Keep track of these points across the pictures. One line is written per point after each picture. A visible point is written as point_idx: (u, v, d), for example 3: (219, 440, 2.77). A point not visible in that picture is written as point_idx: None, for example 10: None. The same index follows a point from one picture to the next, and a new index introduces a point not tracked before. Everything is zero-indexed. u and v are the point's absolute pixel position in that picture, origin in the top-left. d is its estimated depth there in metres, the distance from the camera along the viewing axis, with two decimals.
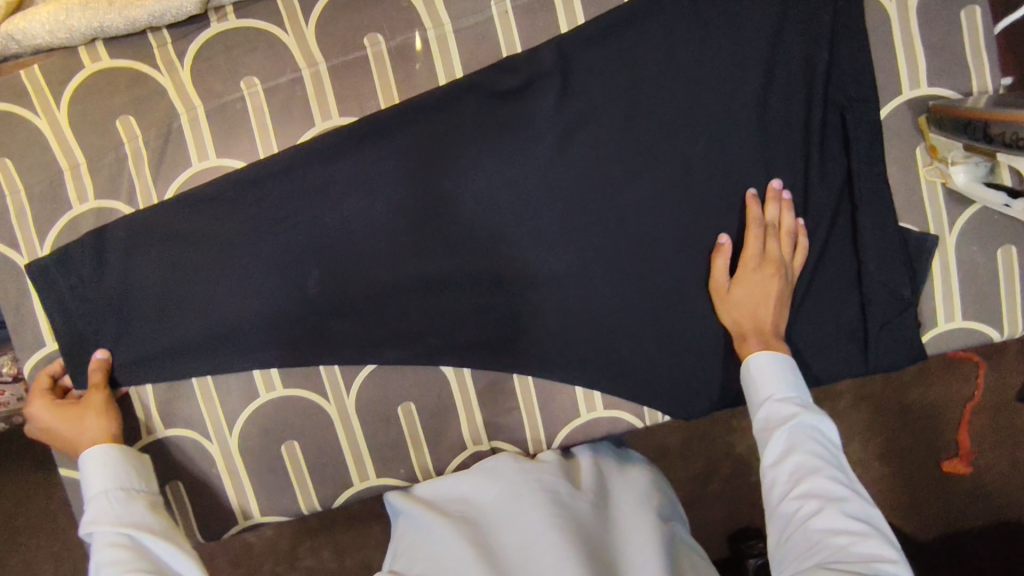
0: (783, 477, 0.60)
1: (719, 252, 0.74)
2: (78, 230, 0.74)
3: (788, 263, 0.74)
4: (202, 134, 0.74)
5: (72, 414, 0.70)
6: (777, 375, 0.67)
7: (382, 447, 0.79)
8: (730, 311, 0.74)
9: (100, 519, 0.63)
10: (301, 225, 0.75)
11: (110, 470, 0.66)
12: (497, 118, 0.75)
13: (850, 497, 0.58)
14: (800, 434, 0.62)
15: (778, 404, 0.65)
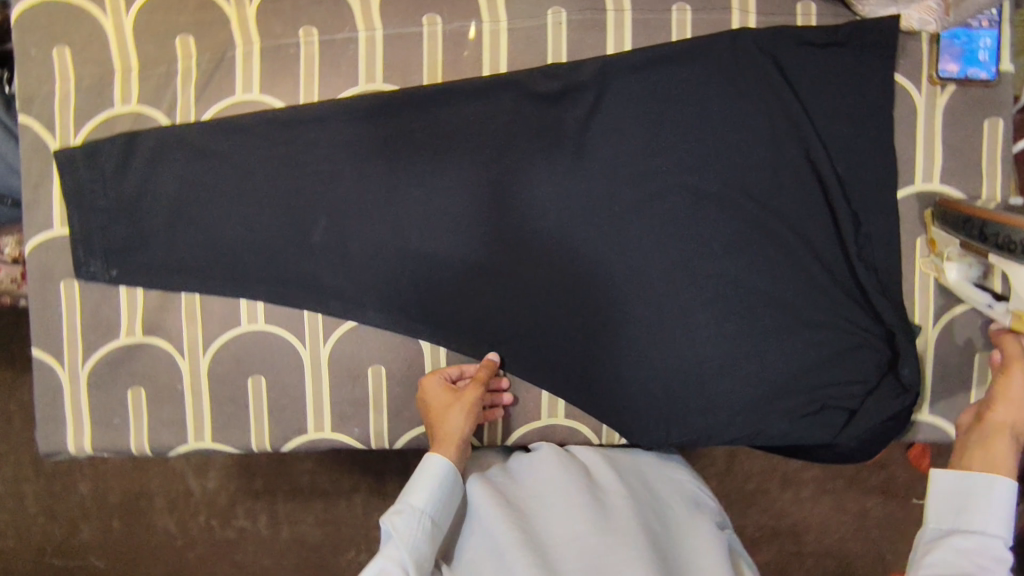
0: None
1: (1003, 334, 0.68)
2: (114, 129, 0.78)
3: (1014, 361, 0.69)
4: (251, 69, 0.77)
5: (453, 408, 0.73)
6: (1004, 512, 0.60)
7: (344, 402, 0.80)
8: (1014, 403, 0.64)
9: (399, 531, 0.65)
10: (319, 174, 0.77)
11: (422, 486, 0.67)
12: (529, 119, 0.77)
13: None
14: None
15: (974, 545, 0.60)
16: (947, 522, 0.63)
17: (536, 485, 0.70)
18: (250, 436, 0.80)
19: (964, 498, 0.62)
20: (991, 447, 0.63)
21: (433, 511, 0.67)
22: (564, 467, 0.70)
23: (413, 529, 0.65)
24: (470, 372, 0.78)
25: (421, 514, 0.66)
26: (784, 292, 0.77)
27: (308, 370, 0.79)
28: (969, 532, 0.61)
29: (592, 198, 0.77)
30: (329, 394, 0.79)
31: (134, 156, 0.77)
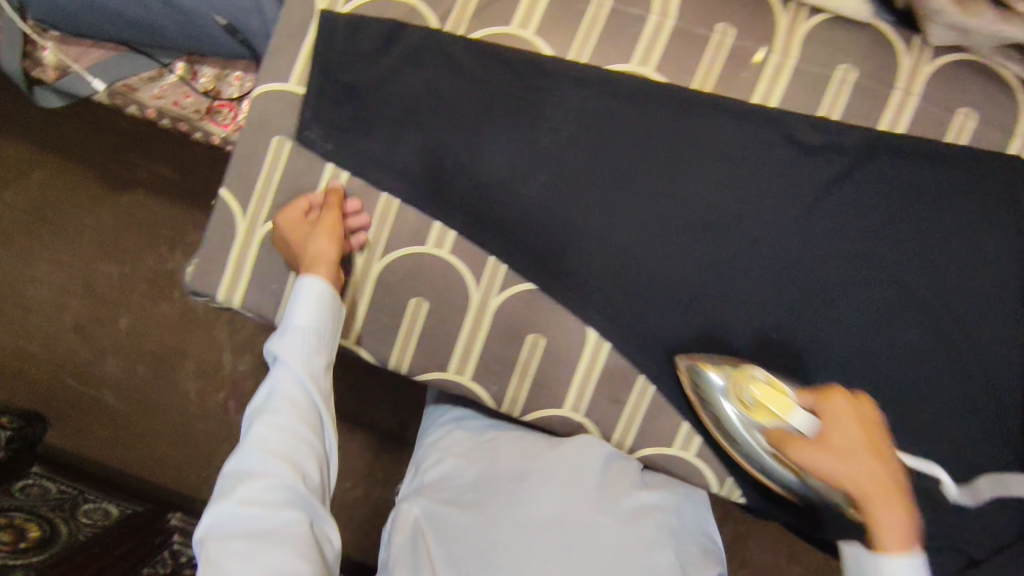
0: None
1: (828, 402, 0.68)
2: (383, 13, 0.76)
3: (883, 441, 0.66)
4: (537, 7, 0.75)
5: (310, 229, 0.74)
6: None
7: (491, 358, 0.79)
8: (851, 464, 0.64)
9: (288, 348, 0.68)
10: (558, 134, 0.77)
11: (306, 304, 0.70)
12: (778, 162, 0.76)
13: None
14: None
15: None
16: None
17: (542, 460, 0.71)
18: (393, 352, 0.80)
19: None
20: (878, 514, 0.62)
21: (319, 330, 0.70)
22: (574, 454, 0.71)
23: (298, 346, 0.68)
24: (348, 207, 0.77)
25: (299, 331, 0.69)
26: (947, 421, 0.76)
27: (468, 310, 0.78)
28: None
29: (802, 260, 0.76)
30: (481, 343, 0.79)
31: (392, 46, 0.76)
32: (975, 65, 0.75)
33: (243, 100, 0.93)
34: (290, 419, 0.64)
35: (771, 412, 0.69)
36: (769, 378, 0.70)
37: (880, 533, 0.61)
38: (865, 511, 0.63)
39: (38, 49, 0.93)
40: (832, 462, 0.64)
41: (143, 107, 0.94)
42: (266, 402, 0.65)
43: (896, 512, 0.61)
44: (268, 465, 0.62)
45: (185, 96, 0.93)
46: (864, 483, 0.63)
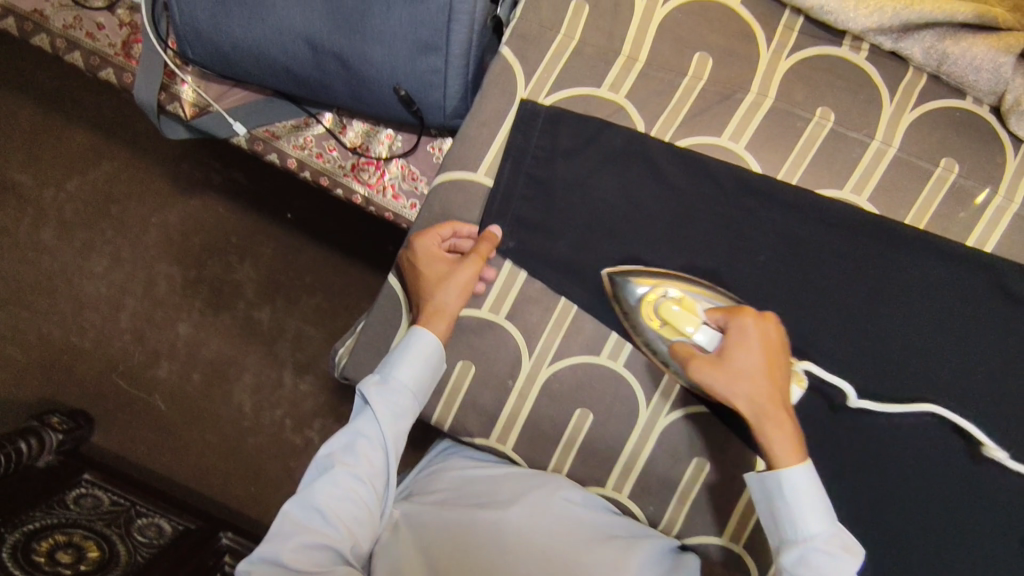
0: (818, 554, 0.59)
1: (739, 321, 0.65)
2: (586, 109, 0.72)
3: (751, 355, 0.64)
4: (752, 120, 0.70)
5: (449, 276, 0.70)
6: (798, 498, 0.60)
7: (651, 477, 0.74)
8: (743, 386, 0.63)
9: (381, 405, 0.65)
10: (755, 255, 0.71)
11: (411, 363, 0.67)
12: (995, 313, 0.69)
13: (819, 552, 0.59)
14: (794, 502, 0.60)
15: (825, 549, 0.59)
16: (788, 536, 0.61)
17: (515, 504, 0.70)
18: (549, 461, 0.76)
19: (769, 500, 0.62)
20: (767, 431, 0.62)
21: (417, 391, 0.67)
22: (557, 511, 0.69)
23: (392, 407, 0.65)
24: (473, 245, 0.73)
25: (403, 392, 0.66)
26: None
27: (635, 428, 0.73)
28: (798, 537, 0.61)
29: (1011, 422, 0.69)
30: (644, 466, 0.74)
31: (592, 145, 0.71)
32: None
33: (392, 160, 0.86)
34: (359, 475, 0.64)
35: (682, 326, 0.68)
36: (678, 296, 0.70)
37: (773, 450, 0.62)
38: (760, 428, 0.62)
39: (178, 84, 0.86)
40: (734, 386, 0.63)
41: (284, 156, 0.88)
42: (348, 459, 0.64)
43: (787, 427, 0.62)
44: (328, 523, 0.62)
45: (330, 149, 0.87)
46: (761, 404, 0.62)
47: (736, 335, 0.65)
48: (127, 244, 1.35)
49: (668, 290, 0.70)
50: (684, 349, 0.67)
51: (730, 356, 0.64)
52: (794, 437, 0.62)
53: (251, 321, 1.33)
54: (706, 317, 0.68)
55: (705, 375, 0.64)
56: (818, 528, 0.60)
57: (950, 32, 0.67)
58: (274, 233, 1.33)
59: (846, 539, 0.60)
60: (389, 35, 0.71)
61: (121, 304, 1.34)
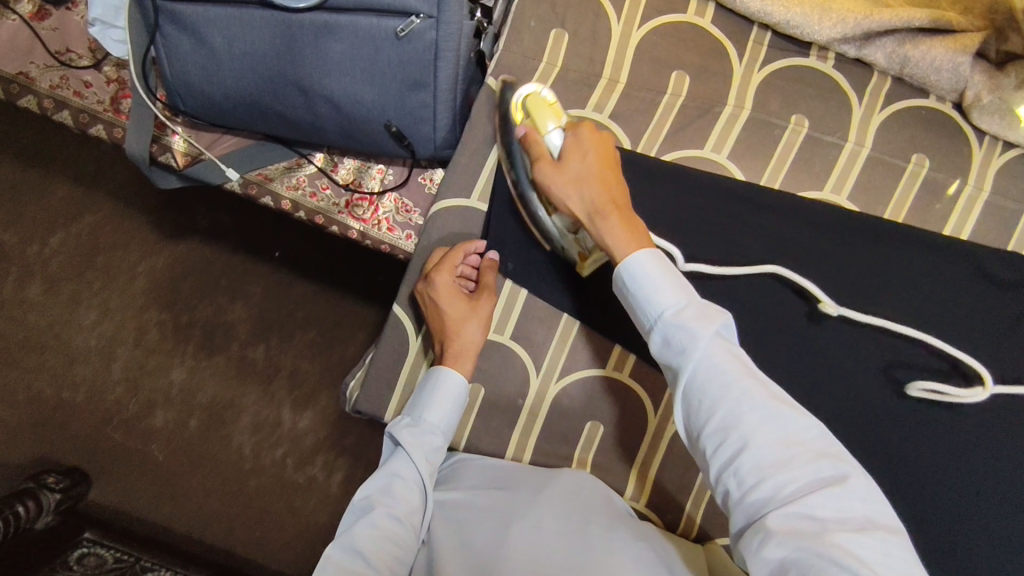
0: (677, 331, 0.54)
1: (574, 133, 0.65)
2: (573, 128, 0.73)
3: (580, 161, 0.63)
4: (730, 132, 0.74)
5: (468, 311, 0.72)
6: (643, 275, 0.57)
7: (667, 485, 0.75)
8: (578, 188, 0.63)
9: (413, 445, 0.69)
10: (747, 258, 0.73)
11: (439, 402, 0.70)
12: (977, 296, 0.73)
13: (682, 330, 0.54)
14: (639, 286, 0.57)
15: (675, 319, 0.55)
16: (643, 326, 0.57)
17: (542, 497, 0.68)
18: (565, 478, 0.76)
19: (629, 302, 0.58)
20: (602, 225, 0.61)
21: (445, 430, 0.71)
22: (584, 505, 0.68)
23: (424, 446, 0.69)
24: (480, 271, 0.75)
25: (434, 432, 0.70)
26: None
27: (645, 437, 0.75)
28: (651, 319, 0.56)
29: None
30: (656, 474, 0.75)
31: None
32: None
33: (385, 195, 0.89)
34: (397, 514, 0.65)
35: (541, 123, 0.67)
36: (551, 99, 0.69)
37: (613, 241, 0.60)
38: (593, 225, 0.62)
39: (169, 135, 0.88)
40: (569, 184, 0.63)
41: (278, 199, 0.89)
42: (385, 499, 0.66)
43: (616, 220, 0.61)
44: (368, 557, 0.61)
45: (323, 188, 0.89)
46: (595, 201, 0.62)
47: (568, 144, 0.64)
48: (116, 295, 1.35)
49: (547, 92, 0.69)
50: (533, 145, 0.66)
51: (564, 159, 0.64)
52: (631, 230, 0.60)
53: (247, 361, 1.33)
54: (564, 123, 0.67)
55: (547, 170, 0.64)
56: (667, 300, 0.56)
57: (908, 37, 0.71)
58: (264, 273, 1.34)
59: (704, 309, 0.55)
60: (379, 76, 0.73)
61: (112, 355, 1.34)
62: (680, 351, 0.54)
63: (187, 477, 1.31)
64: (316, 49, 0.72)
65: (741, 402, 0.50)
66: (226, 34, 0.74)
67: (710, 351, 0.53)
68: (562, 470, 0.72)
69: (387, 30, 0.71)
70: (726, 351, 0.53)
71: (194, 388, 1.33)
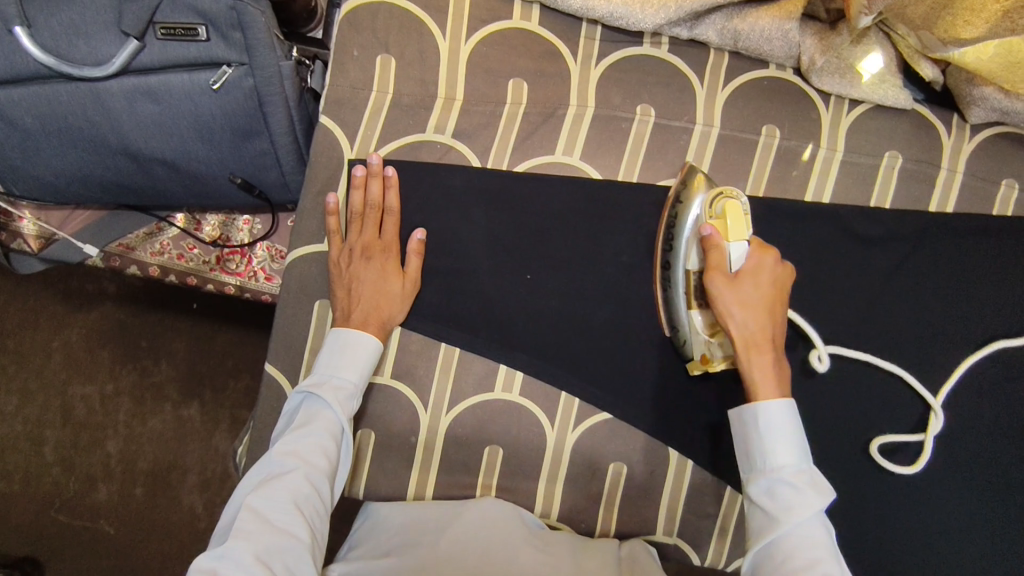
0: (788, 488, 0.56)
1: (764, 256, 0.62)
2: (418, 154, 0.72)
3: (761, 290, 0.60)
4: (578, 132, 0.72)
5: (399, 283, 0.69)
6: (775, 426, 0.58)
7: (576, 494, 0.75)
8: (747, 311, 0.60)
9: (337, 407, 0.63)
10: (614, 257, 0.73)
11: (358, 364, 0.66)
12: (843, 258, 0.73)
13: (796, 493, 0.56)
14: (767, 433, 0.58)
15: (791, 481, 0.56)
16: (750, 474, 0.59)
17: (468, 526, 0.67)
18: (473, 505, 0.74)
19: (749, 446, 0.60)
20: (753, 360, 0.60)
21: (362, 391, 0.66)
22: (503, 525, 0.68)
23: (347, 406, 0.64)
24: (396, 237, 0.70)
25: (355, 391, 0.65)
26: None
27: (546, 452, 0.74)
28: (765, 469, 0.58)
29: (878, 353, 0.73)
30: (562, 487, 0.74)
31: (432, 191, 0.72)
32: (1012, 136, 0.75)
33: (256, 244, 0.86)
34: (320, 472, 0.60)
35: (727, 227, 0.63)
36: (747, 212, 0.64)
37: (757, 377, 0.59)
38: (743, 356, 0.60)
39: (16, 221, 0.84)
40: (741, 306, 0.60)
41: (144, 266, 0.87)
42: (309, 457, 0.60)
43: (768, 360, 0.59)
44: (294, 523, 0.57)
45: (190, 248, 0.86)
46: (753, 333, 0.60)
47: (750, 266, 0.61)
48: (33, 377, 1.29)
49: (745, 204, 0.64)
50: (712, 249, 0.62)
51: (749, 277, 0.61)
52: (779, 376, 0.60)
53: (181, 420, 1.26)
54: (752, 239, 0.63)
55: (721, 283, 0.61)
56: (789, 460, 0.57)
57: (735, 11, 0.70)
58: (183, 327, 1.27)
59: (819, 481, 0.57)
60: (207, 131, 0.70)
61: (42, 437, 1.28)
62: (782, 508, 0.56)
63: (139, 549, 1.24)
64: (132, 112, 0.69)
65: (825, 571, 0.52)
66: (36, 114, 0.70)
67: (812, 523, 0.55)
68: (475, 500, 0.72)
69: (201, 84, 0.67)
70: (824, 526, 0.55)
71: (130, 457, 1.26)
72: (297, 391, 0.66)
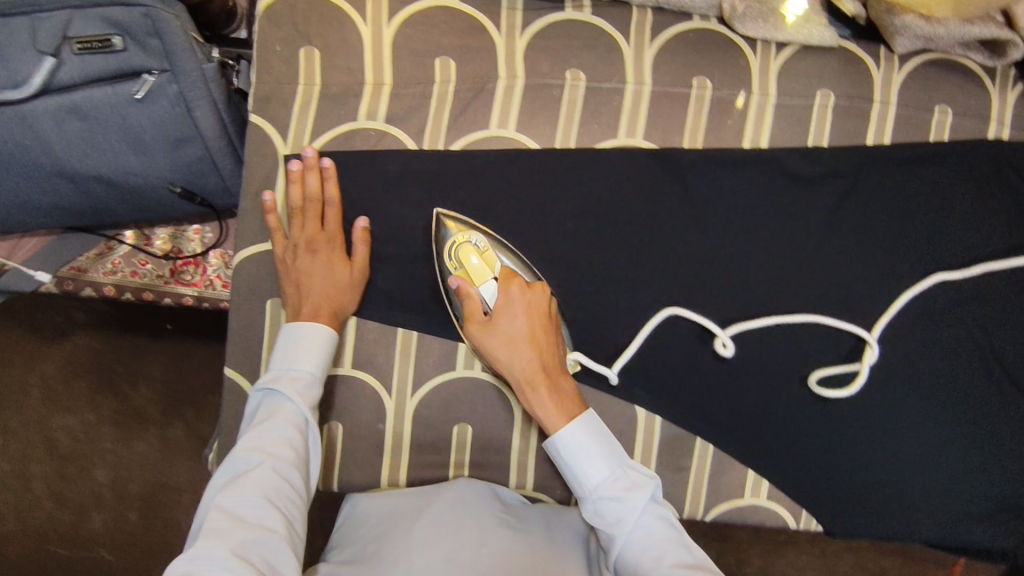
0: (608, 503, 0.63)
1: (512, 286, 0.67)
2: (353, 144, 0.71)
3: (514, 327, 0.66)
4: (511, 104, 0.72)
5: (346, 271, 0.69)
6: (576, 451, 0.64)
7: (549, 461, 0.75)
8: (513, 353, 0.66)
9: (296, 398, 0.63)
10: (559, 225, 0.73)
11: (314, 352, 0.65)
12: (786, 202, 0.75)
13: (619, 506, 0.62)
14: (573, 459, 0.64)
15: (608, 494, 0.63)
16: (577, 499, 0.65)
17: (447, 510, 0.68)
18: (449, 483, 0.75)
19: (565, 472, 0.65)
20: (538, 394, 0.66)
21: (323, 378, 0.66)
22: (479, 506, 0.69)
23: (308, 396, 0.65)
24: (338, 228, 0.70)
25: (314, 380, 0.65)
26: (998, 412, 0.74)
27: (515, 425, 0.74)
28: (584, 494, 0.64)
29: (824, 291, 0.75)
30: (535, 456, 0.75)
31: (371, 178, 0.71)
32: (940, 63, 0.76)
33: (208, 253, 0.86)
34: (288, 464, 0.61)
35: (472, 270, 0.68)
36: (483, 246, 0.69)
37: (544, 412, 0.66)
38: (524, 395, 0.66)
39: None
40: (502, 351, 0.66)
41: (99, 286, 0.86)
42: (274, 451, 0.60)
43: (543, 392, 0.66)
44: (267, 515, 0.57)
45: (143, 264, 0.86)
46: (524, 372, 0.66)
47: (502, 306, 0.67)
48: (12, 415, 1.24)
49: (478, 241, 0.69)
50: (465, 299, 0.68)
51: (507, 318, 0.66)
52: (567, 402, 0.66)
53: (169, 441, 1.23)
54: (500, 269, 0.68)
55: (477, 332, 0.67)
56: (598, 475, 0.63)
57: None
58: (156, 349, 1.22)
59: (633, 477, 0.63)
60: (140, 142, 0.70)
61: (28, 474, 1.23)
62: (613, 520, 0.63)
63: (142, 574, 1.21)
64: (61, 133, 0.69)
65: (670, 562, 0.59)
66: None
67: (643, 522, 0.62)
68: (449, 482, 0.72)
69: (125, 96, 0.67)
70: (655, 518, 0.63)
71: (121, 485, 1.22)
72: (255, 389, 0.66)
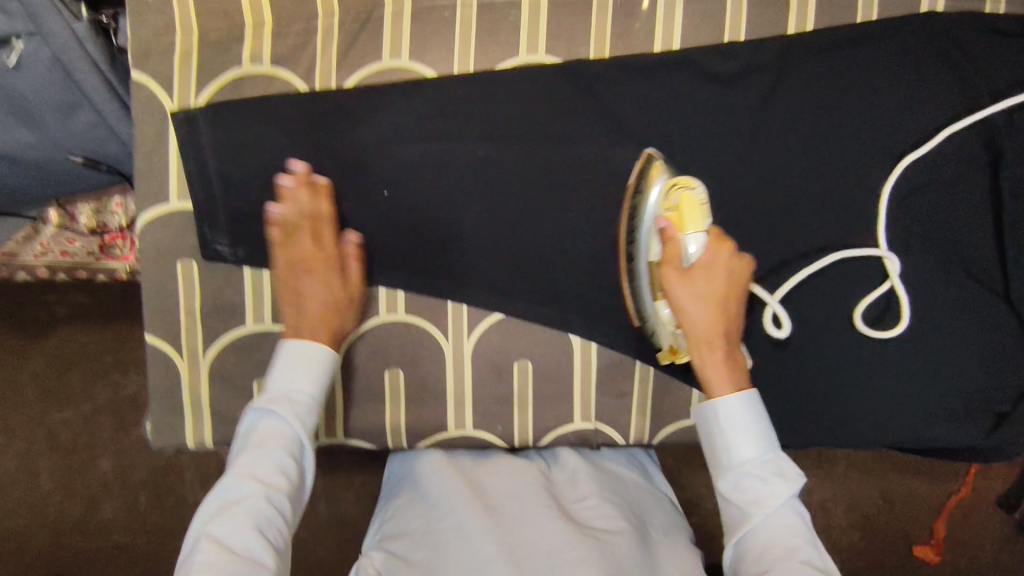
0: (752, 482, 0.58)
1: (704, 245, 0.62)
2: (240, 92, 0.69)
3: (725, 299, 0.63)
4: (401, 31, 0.69)
5: (328, 247, 0.66)
6: (744, 424, 0.60)
7: (485, 398, 0.74)
8: (694, 307, 0.62)
9: (287, 420, 0.60)
10: (467, 153, 0.70)
11: (313, 376, 0.63)
12: (706, 104, 0.70)
13: (761, 492, 0.57)
14: (727, 430, 0.60)
15: (756, 473, 0.58)
16: (716, 471, 0.61)
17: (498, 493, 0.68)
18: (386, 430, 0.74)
19: (713, 441, 0.61)
20: (704, 355, 0.63)
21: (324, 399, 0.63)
22: (519, 482, 0.69)
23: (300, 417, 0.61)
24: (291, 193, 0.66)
25: (307, 399, 0.62)
26: (955, 305, 0.70)
27: (445, 364, 0.73)
28: (730, 466, 0.60)
29: (754, 195, 0.71)
30: (470, 394, 0.74)
31: (264, 125, 0.69)
32: None
33: None
34: (275, 491, 0.57)
35: (682, 219, 0.63)
36: (704, 197, 0.64)
37: (709, 374, 0.62)
38: (698, 350, 0.63)
39: None
40: (692, 303, 0.62)
41: None
42: (269, 479, 0.57)
43: (718, 354, 0.62)
44: (256, 546, 0.54)
45: None
46: (704, 329, 0.62)
47: (700, 261, 0.62)
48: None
49: (701, 193, 0.63)
50: (668, 242, 0.63)
51: (717, 285, 0.62)
52: (738, 370, 0.63)
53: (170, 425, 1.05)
54: (710, 229, 0.63)
55: (671, 278, 0.63)
56: (751, 451, 0.59)
57: None
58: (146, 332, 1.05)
59: (785, 467, 0.58)
60: (29, 114, 0.72)
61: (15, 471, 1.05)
62: (753, 499, 0.58)
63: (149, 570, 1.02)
64: None
65: (805, 562, 0.54)
66: None
67: (783, 513, 0.57)
68: (485, 464, 0.72)
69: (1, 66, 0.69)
70: (795, 516, 0.57)
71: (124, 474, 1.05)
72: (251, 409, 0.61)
